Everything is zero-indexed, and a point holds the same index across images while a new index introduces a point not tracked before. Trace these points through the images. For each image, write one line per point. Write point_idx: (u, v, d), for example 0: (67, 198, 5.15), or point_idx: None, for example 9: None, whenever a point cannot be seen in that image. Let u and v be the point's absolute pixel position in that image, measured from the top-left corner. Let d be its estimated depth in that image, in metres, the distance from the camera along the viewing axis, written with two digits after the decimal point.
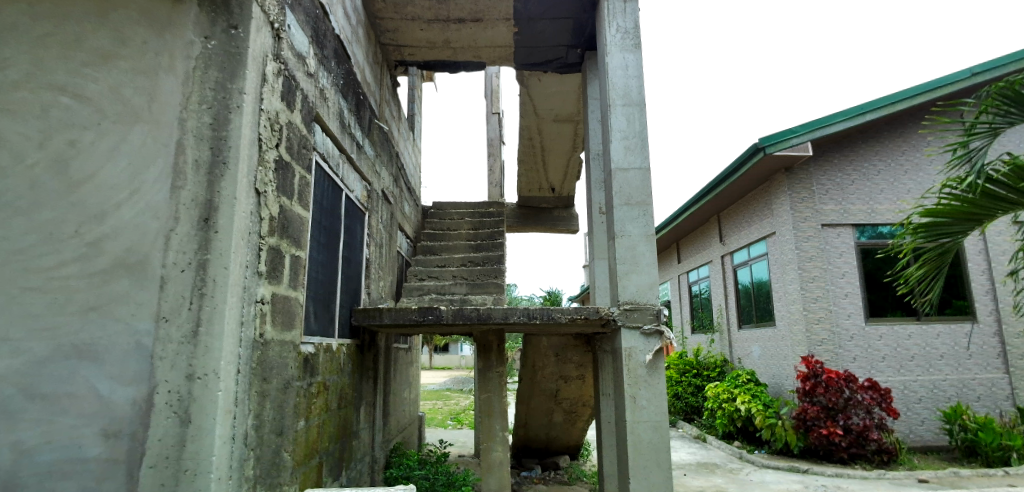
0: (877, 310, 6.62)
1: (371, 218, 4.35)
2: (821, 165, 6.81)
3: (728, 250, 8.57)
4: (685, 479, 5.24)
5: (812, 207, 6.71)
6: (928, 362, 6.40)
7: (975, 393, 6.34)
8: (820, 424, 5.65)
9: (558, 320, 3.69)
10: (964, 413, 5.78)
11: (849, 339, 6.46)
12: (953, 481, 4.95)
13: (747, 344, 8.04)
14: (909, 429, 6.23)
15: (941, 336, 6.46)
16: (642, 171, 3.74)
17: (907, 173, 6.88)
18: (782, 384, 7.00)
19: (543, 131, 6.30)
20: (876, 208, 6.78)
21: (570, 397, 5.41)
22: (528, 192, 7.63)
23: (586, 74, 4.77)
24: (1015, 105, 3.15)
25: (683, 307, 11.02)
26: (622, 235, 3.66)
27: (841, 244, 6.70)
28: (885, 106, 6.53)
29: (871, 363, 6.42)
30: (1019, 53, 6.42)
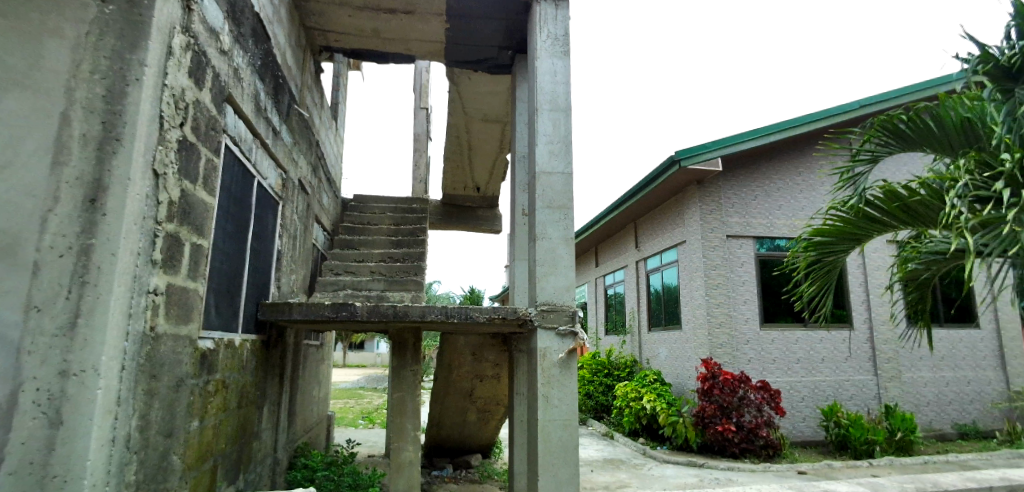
0: (771, 317, 7.19)
1: (285, 208, 4.15)
2: (728, 180, 7.30)
3: (643, 256, 8.98)
4: (592, 475, 5.43)
5: (720, 219, 7.19)
6: (811, 364, 7.04)
7: (849, 393, 7.04)
8: (716, 422, 6.07)
9: (476, 319, 3.70)
10: (839, 411, 6.40)
11: (746, 343, 6.98)
12: (826, 473, 5.46)
13: (655, 346, 8.47)
14: (792, 425, 6.82)
15: (823, 341, 7.12)
16: (565, 176, 3.83)
17: (802, 192, 7.53)
18: (684, 384, 7.44)
19: (471, 129, 6.28)
20: (774, 222, 7.35)
21: (484, 396, 5.44)
22: (453, 189, 7.60)
23: (516, 76, 4.80)
24: (892, 138, 3.49)
25: (598, 309, 11.41)
26: (542, 237, 3.72)
27: (742, 255, 7.22)
28: (787, 129, 7.09)
29: (763, 365, 6.96)
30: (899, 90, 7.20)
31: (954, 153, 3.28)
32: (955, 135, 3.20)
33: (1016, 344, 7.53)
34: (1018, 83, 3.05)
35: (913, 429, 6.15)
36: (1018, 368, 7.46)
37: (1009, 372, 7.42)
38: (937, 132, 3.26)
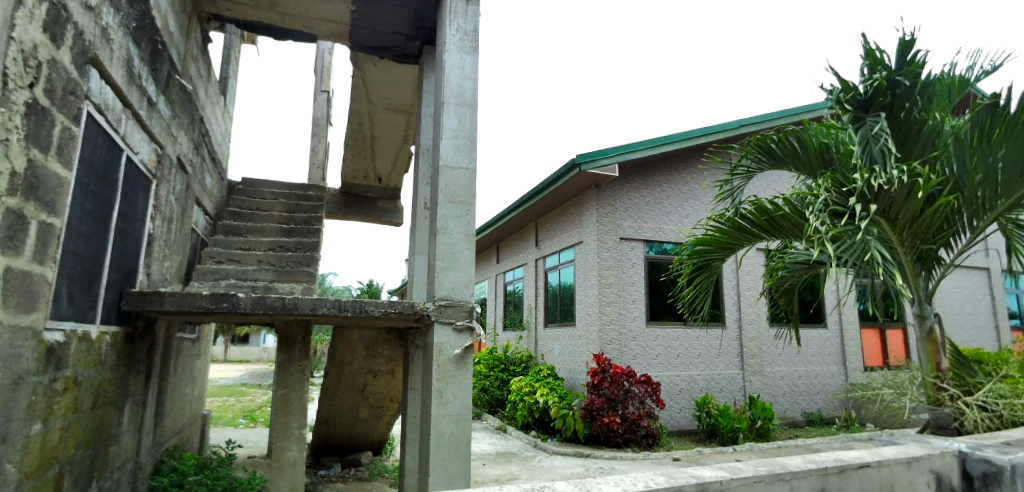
0: (656, 315, 7.71)
1: (159, 188, 3.76)
2: (623, 186, 7.72)
3: (542, 254, 9.24)
4: (484, 469, 5.49)
5: (615, 223, 7.58)
6: (689, 359, 7.65)
7: (719, 385, 7.73)
8: (603, 414, 6.39)
9: (371, 313, 3.60)
10: (710, 402, 7.00)
11: (633, 339, 7.43)
12: (697, 459, 5.96)
13: (550, 342, 8.75)
14: (670, 416, 7.36)
15: (699, 338, 7.77)
16: (468, 171, 3.84)
17: (688, 201, 8.13)
18: (575, 379, 7.77)
19: (374, 118, 6.09)
20: (663, 228, 7.87)
21: (377, 392, 5.31)
22: (353, 178, 7.32)
23: (423, 66, 4.68)
24: (765, 155, 3.87)
25: (497, 305, 11.57)
26: (443, 232, 3.70)
27: (633, 256, 7.67)
28: (678, 141, 7.62)
29: (647, 360, 7.45)
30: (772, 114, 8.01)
31: (813, 173, 3.69)
32: (815, 157, 3.61)
33: (853, 342, 8.68)
34: (867, 114, 3.50)
35: (770, 417, 6.88)
36: (854, 363, 8.60)
37: (847, 366, 8.54)
38: (801, 153, 3.66)
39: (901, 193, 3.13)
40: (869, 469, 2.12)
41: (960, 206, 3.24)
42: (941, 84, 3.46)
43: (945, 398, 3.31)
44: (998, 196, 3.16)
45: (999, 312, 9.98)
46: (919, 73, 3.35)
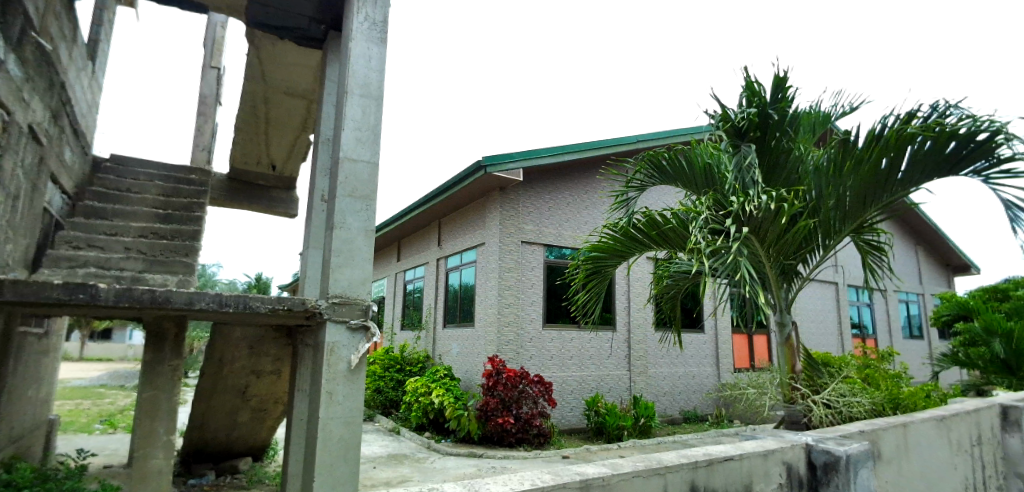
0: (553, 318, 7.95)
1: (3, 159, 3.26)
2: (526, 190, 7.90)
3: (444, 254, 9.18)
4: (374, 472, 5.34)
5: (517, 226, 7.73)
6: (581, 361, 7.97)
7: (608, 385, 8.13)
8: (497, 414, 6.48)
9: (256, 309, 3.35)
10: (599, 401, 7.35)
11: (529, 340, 7.60)
12: (585, 456, 6.23)
13: (448, 343, 8.72)
14: (561, 415, 7.62)
15: (592, 340, 8.13)
16: (370, 165, 3.72)
17: (587, 209, 8.49)
18: (472, 379, 7.81)
19: (271, 101, 5.72)
20: (562, 233, 8.14)
21: (260, 394, 4.98)
22: (244, 164, 6.81)
23: (327, 53, 4.40)
24: (656, 171, 4.12)
25: (395, 304, 11.32)
26: (340, 227, 3.55)
27: (533, 260, 7.86)
28: (579, 151, 7.93)
29: (542, 361, 7.65)
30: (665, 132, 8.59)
31: (698, 191, 4.00)
32: (700, 175, 3.90)
33: (726, 345, 9.51)
34: (743, 141, 3.90)
35: (652, 415, 7.35)
36: (726, 365, 9.43)
37: (720, 368, 9.34)
38: (688, 171, 3.94)
39: (768, 213, 3.50)
40: (732, 461, 2.33)
41: (816, 227, 3.67)
42: (805, 119, 3.84)
43: (796, 396, 3.76)
44: (846, 220, 3.63)
45: (843, 320, 11.42)
46: (787, 108, 3.80)
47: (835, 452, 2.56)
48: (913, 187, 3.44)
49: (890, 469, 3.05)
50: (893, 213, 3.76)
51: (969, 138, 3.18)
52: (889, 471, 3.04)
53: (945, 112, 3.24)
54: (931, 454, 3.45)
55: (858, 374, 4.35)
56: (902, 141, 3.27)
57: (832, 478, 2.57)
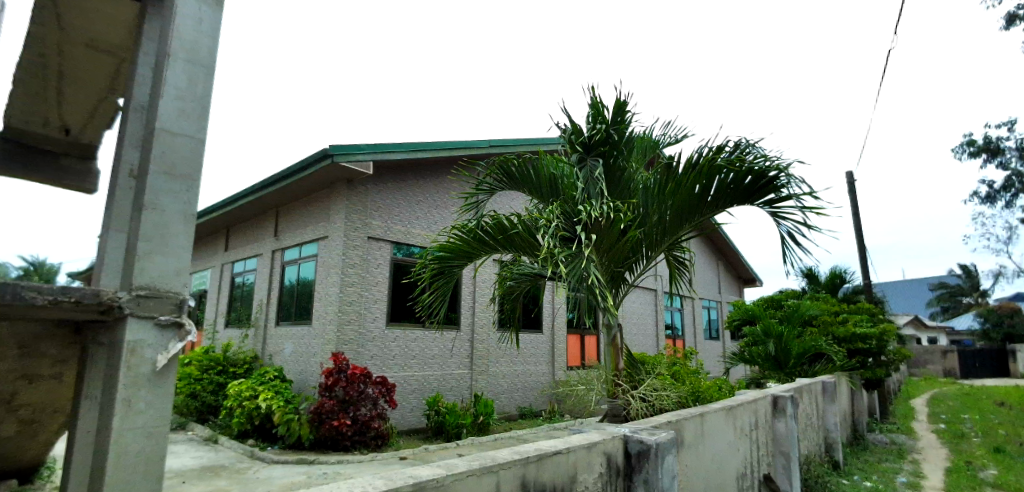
0: (397, 317, 7.79)
1: None
2: (376, 185, 7.64)
3: (281, 246, 8.50)
4: (181, 487, 4.71)
5: (364, 221, 7.44)
6: (423, 360, 7.92)
7: (449, 385, 8.18)
8: (333, 417, 6.15)
9: (30, 301, 2.60)
10: (440, 400, 7.36)
11: (371, 340, 7.35)
12: (423, 456, 6.18)
13: (280, 341, 8.09)
14: (401, 415, 7.49)
15: (435, 340, 8.13)
16: (194, 141, 3.27)
17: (437, 208, 8.47)
18: (306, 380, 7.33)
19: (67, 53, 4.78)
20: (411, 231, 8.02)
21: (31, 404, 4.12)
22: (25, 123, 5.59)
23: (145, 8, 3.78)
24: (505, 176, 4.25)
25: (219, 298, 10.19)
26: (150, 209, 3.06)
27: (379, 256, 7.62)
28: (433, 150, 7.90)
29: (384, 361, 7.45)
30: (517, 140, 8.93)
31: (544, 198, 4.21)
32: (546, 183, 4.13)
33: (561, 345, 10.16)
34: (589, 156, 4.13)
35: (491, 412, 7.55)
36: (560, 363, 10.07)
37: (555, 366, 9.94)
38: (536, 179, 4.14)
39: (606, 225, 3.75)
40: (559, 455, 2.40)
41: (641, 239, 4.08)
42: (639, 141, 4.32)
43: (619, 391, 4.10)
44: (665, 235, 4.09)
45: (659, 323, 12.91)
46: (626, 130, 4.13)
47: (647, 441, 2.82)
48: (719, 210, 3.96)
49: (689, 454, 3.46)
50: (701, 231, 4.33)
51: (762, 173, 3.72)
52: (689, 455, 3.47)
53: (746, 149, 3.76)
54: (721, 438, 4.01)
55: (669, 370, 4.92)
56: (712, 170, 3.76)
57: (644, 465, 2.81)
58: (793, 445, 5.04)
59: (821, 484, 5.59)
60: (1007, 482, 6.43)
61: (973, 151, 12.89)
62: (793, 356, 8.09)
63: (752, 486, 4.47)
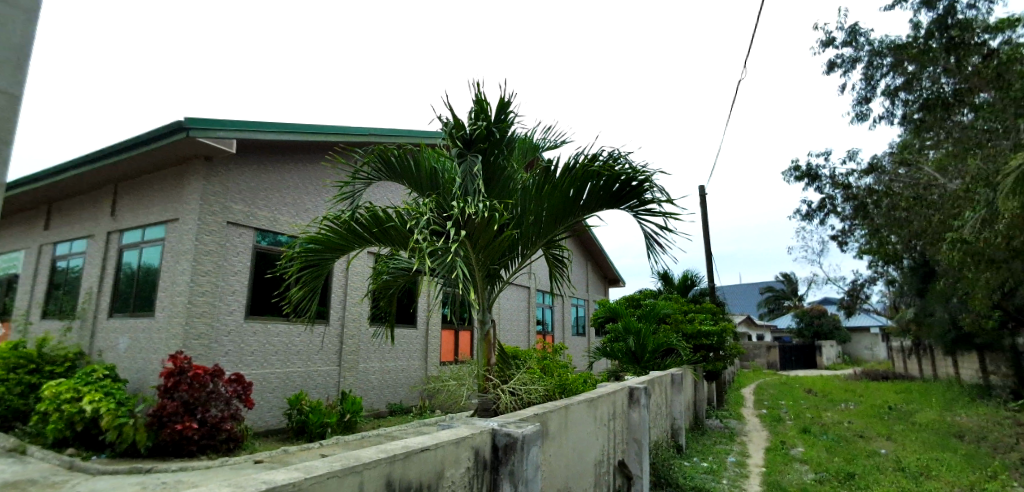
0: (257, 310, 7.22)
1: None
2: (239, 165, 7.03)
3: (119, 227, 7.48)
4: None
5: (222, 204, 6.79)
6: (286, 356, 7.44)
7: (314, 382, 7.76)
8: (175, 420, 5.53)
9: None
10: (303, 399, 6.94)
11: (225, 334, 6.73)
12: (281, 458, 5.78)
13: (113, 336, 7.11)
14: (258, 416, 6.95)
15: (300, 335, 7.67)
16: None
17: (309, 195, 8.00)
18: (144, 380, 6.52)
19: None
20: (278, 218, 7.49)
21: None
22: None
23: None
24: (383, 166, 4.11)
25: (35, 285, 8.70)
26: None
27: (239, 244, 7.01)
28: (306, 133, 7.45)
29: (240, 357, 6.86)
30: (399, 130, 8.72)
31: (423, 192, 4.13)
32: (426, 177, 4.06)
33: (434, 340, 10.12)
34: (469, 152, 4.16)
35: (359, 410, 7.29)
36: (433, 358, 10.03)
37: (428, 361, 9.88)
38: (416, 172, 4.06)
39: (481, 223, 3.76)
40: (428, 452, 2.24)
41: (517, 238, 4.18)
42: (521, 142, 4.42)
43: (490, 386, 4.22)
44: (539, 235, 4.24)
45: (531, 319, 13.39)
46: (507, 129, 4.21)
47: (515, 434, 2.79)
48: (590, 213, 4.18)
49: (552, 444, 3.61)
50: (574, 232, 4.54)
51: (629, 180, 4.01)
52: (552, 446, 3.61)
53: (617, 158, 4.00)
54: (582, 428, 4.24)
55: (538, 364, 5.11)
56: (586, 175, 3.96)
57: (510, 457, 2.78)
58: (644, 432, 5.50)
59: (666, 467, 6.17)
60: (809, 458, 7.61)
61: (797, 176, 15.06)
62: (648, 351, 8.85)
63: (607, 472, 4.79)
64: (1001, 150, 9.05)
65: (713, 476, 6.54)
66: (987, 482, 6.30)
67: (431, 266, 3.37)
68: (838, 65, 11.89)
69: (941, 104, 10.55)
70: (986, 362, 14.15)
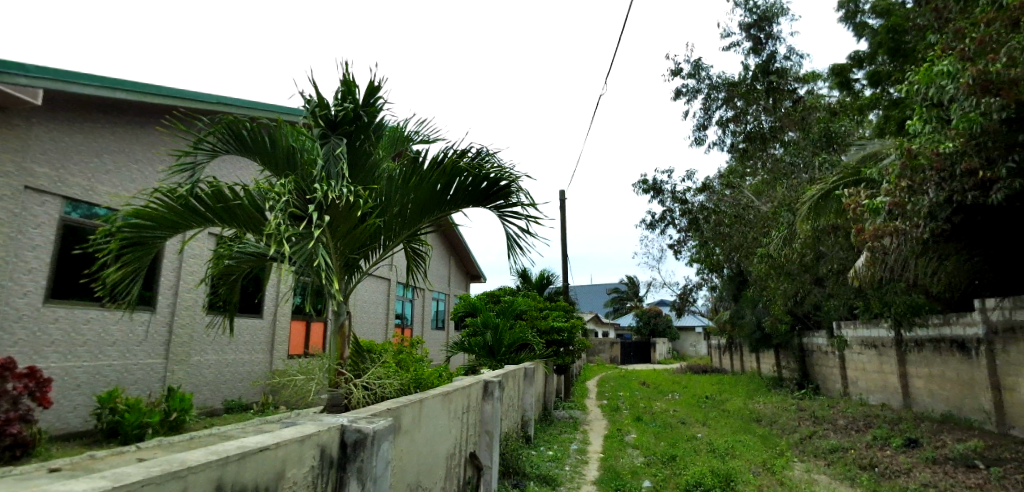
0: (61, 293, 6.16)
1: None
2: (47, 120, 5.92)
3: None
4: None
5: (19, 163, 5.66)
6: (99, 347, 6.43)
7: (133, 377, 6.81)
8: None
9: None
10: (118, 396, 6.06)
11: (15, 320, 5.64)
12: (84, 465, 4.98)
13: None
14: (56, 417, 5.91)
15: (118, 323, 6.69)
16: None
17: (138, 164, 7.00)
18: None
19: None
20: (95, 187, 6.44)
21: None
22: None
23: None
24: (232, 138, 3.72)
25: None
26: None
27: (41, 214, 5.90)
28: (138, 92, 6.51)
29: (35, 348, 5.79)
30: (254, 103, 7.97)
31: (277, 171, 3.84)
32: (282, 155, 3.79)
33: (282, 332, 9.44)
34: (333, 133, 3.92)
35: (188, 408, 6.55)
36: (280, 351, 9.35)
37: (274, 354, 9.19)
38: (271, 148, 3.75)
39: (343, 208, 3.57)
40: (267, 451, 2.08)
41: (381, 228, 4.05)
42: (391, 130, 4.32)
43: (341, 381, 4.01)
44: (403, 227, 4.17)
45: (390, 312, 13.11)
46: (376, 114, 4.06)
47: (365, 429, 2.70)
48: (457, 209, 4.20)
49: (404, 438, 3.56)
50: (438, 226, 4.53)
51: (497, 180, 4.11)
52: (404, 440, 3.57)
53: (486, 157, 4.09)
54: (435, 422, 4.24)
55: (393, 358, 5.02)
56: (453, 170, 3.98)
57: (359, 454, 2.69)
58: (495, 424, 5.68)
59: (515, 456, 6.44)
60: (640, 443, 8.45)
61: (645, 188, 16.59)
62: (504, 345, 9.15)
63: (458, 465, 4.85)
64: (800, 181, 10.85)
65: (557, 463, 6.98)
66: (774, 458, 7.53)
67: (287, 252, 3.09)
68: (683, 94, 13.31)
69: (759, 137, 12.32)
70: (780, 357, 16.86)
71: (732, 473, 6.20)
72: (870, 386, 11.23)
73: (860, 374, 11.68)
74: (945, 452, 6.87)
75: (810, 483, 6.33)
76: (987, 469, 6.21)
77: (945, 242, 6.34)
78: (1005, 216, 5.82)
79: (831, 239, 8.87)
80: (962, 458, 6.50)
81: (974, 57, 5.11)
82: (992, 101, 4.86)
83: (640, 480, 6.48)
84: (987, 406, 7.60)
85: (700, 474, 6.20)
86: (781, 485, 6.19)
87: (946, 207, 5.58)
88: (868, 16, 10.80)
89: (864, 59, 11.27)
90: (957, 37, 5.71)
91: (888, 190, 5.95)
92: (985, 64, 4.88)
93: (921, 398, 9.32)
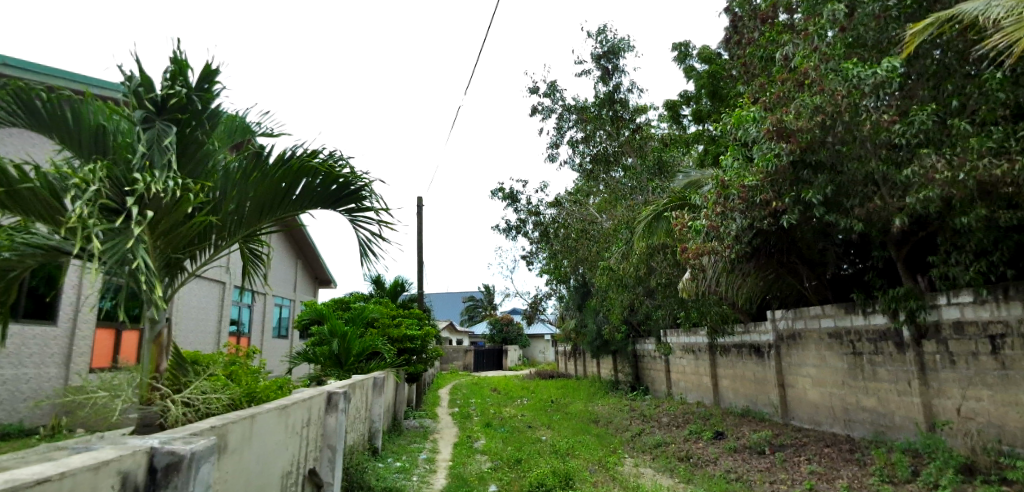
0: None
1: None
2: None
3: None
4: None
5: None
6: None
7: None
8: None
9: None
10: None
11: None
12: None
13: None
14: None
15: None
16: None
17: None
18: None
19: None
20: None
21: None
22: None
23: None
24: (19, 108, 3.09)
25: None
26: None
27: None
28: None
29: None
30: (16, 63, 6.79)
31: (79, 152, 3.29)
32: (86, 135, 3.26)
33: (83, 341, 8.04)
34: (158, 117, 3.42)
35: None
36: (79, 364, 7.95)
37: (72, 367, 7.84)
38: (71, 125, 3.21)
39: (168, 204, 3.15)
40: (48, 484, 1.67)
41: (212, 225, 3.65)
42: (228, 119, 3.92)
43: (156, 397, 3.47)
44: (240, 226, 3.81)
45: (223, 318, 11.88)
46: (212, 101, 3.62)
47: (180, 451, 2.35)
48: (302, 210, 3.96)
49: (230, 459, 3.22)
50: (282, 227, 4.23)
51: (347, 184, 3.97)
52: (229, 461, 3.21)
53: (339, 159, 3.90)
54: (268, 439, 3.89)
55: (224, 371, 4.54)
56: (301, 170, 3.75)
57: (170, 481, 2.32)
58: (338, 438, 5.40)
59: (361, 470, 6.17)
60: (488, 448, 8.65)
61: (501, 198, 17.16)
62: (352, 354, 8.77)
63: (295, 483, 4.53)
64: (636, 203, 12.21)
65: (404, 474, 6.85)
66: (609, 455, 8.17)
67: (93, 249, 2.61)
68: (540, 111, 14.02)
69: (604, 160, 13.30)
70: (616, 362, 18.45)
71: (572, 472, 6.58)
72: (688, 386, 12.77)
73: (681, 376, 13.21)
74: (744, 441, 8.01)
75: (637, 477, 6.97)
76: (773, 454, 7.36)
77: (747, 262, 7.45)
78: (788, 241, 7.06)
79: (661, 256, 9.87)
80: (756, 446, 7.63)
81: (773, 107, 6.13)
82: (784, 145, 5.82)
83: (486, 484, 6.63)
84: (774, 400, 9.05)
85: (542, 474, 6.48)
86: (613, 480, 6.74)
87: (748, 231, 6.54)
88: (695, 60, 12.36)
89: (692, 98, 12.86)
90: (760, 90, 6.83)
91: (707, 215, 6.80)
92: (781, 114, 5.85)
93: (726, 396, 10.81)
